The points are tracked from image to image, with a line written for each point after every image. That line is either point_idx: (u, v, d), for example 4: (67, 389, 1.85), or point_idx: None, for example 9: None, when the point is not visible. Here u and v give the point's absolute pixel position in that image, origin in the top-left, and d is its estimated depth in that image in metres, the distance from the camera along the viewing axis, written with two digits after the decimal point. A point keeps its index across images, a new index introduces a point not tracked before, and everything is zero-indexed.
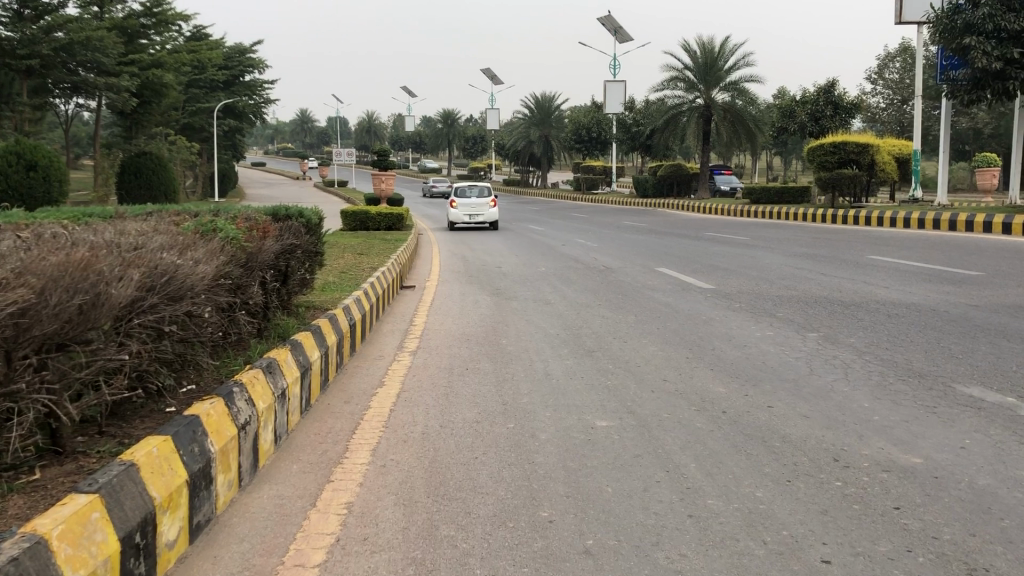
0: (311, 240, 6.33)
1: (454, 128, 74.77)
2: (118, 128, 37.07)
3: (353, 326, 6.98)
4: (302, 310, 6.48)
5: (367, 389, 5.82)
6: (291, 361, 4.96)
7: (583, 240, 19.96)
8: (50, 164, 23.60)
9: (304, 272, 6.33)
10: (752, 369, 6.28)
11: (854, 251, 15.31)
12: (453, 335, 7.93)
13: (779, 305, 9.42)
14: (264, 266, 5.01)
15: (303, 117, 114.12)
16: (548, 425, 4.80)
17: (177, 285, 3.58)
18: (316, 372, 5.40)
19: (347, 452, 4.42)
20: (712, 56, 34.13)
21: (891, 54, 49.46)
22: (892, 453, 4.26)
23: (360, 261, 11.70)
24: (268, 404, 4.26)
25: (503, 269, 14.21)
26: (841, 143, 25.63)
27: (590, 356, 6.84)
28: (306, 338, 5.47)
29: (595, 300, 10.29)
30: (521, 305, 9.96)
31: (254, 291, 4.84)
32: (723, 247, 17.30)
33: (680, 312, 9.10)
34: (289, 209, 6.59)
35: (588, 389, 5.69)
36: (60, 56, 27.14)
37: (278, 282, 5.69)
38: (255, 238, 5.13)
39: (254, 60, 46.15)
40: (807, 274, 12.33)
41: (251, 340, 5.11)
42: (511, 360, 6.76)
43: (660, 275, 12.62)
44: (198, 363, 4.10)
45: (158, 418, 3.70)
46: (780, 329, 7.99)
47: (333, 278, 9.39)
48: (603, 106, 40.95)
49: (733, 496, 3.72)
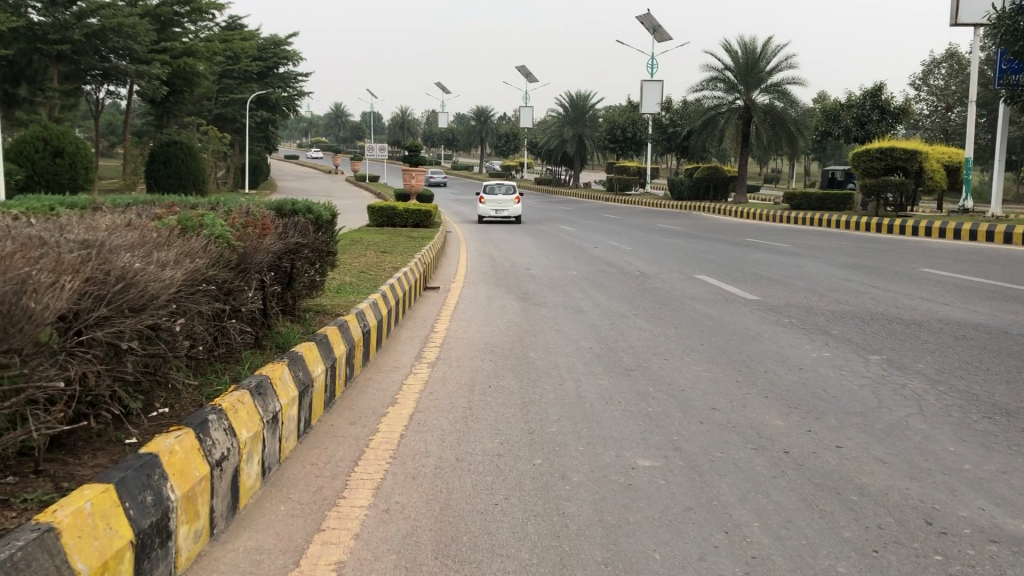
0: (321, 238, 5.70)
1: (487, 125, 74.34)
2: (150, 117, 36.99)
3: (367, 334, 6.34)
4: (309, 315, 5.85)
5: (376, 408, 5.17)
6: (289, 377, 4.32)
7: (616, 243, 19.25)
8: (77, 151, 23.15)
9: (312, 275, 5.71)
10: (812, 398, 5.58)
11: (905, 263, 14.47)
12: (476, 345, 7.28)
13: (831, 322, 8.66)
14: (259, 267, 4.40)
15: (338, 110, 114.07)
16: (583, 464, 4.14)
17: (136, 292, 2.95)
18: (318, 389, 4.76)
19: (345, 491, 3.77)
20: (753, 57, 33.25)
21: (937, 60, 48.25)
22: (999, 517, 3.53)
23: (380, 259, 11.07)
24: (253, 433, 3.61)
25: (532, 270, 13.58)
26: (887, 150, 24.58)
27: (628, 376, 6.16)
28: (310, 350, 4.83)
29: (631, 309, 9.60)
30: (551, 312, 9.28)
31: (247, 296, 4.23)
32: (763, 254, 16.52)
33: (724, 327, 8.38)
34: (296, 204, 5.94)
35: (628, 417, 5.02)
36: (92, 42, 26.81)
37: (281, 285, 5.07)
38: (251, 235, 4.52)
39: (289, 52, 45.78)
40: (859, 287, 11.54)
41: (243, 351, 4.50)
42: (541, 377, 6.08)
43: (697, 284, 11.90)
44: (171, 382, 3.47)
45: (114, 449, 3.05)
46: (837, 349, 7.25)
47: (349, 278, 8.77)
48: (640, 106, 40.08)
49: (810, 571, 3.03)
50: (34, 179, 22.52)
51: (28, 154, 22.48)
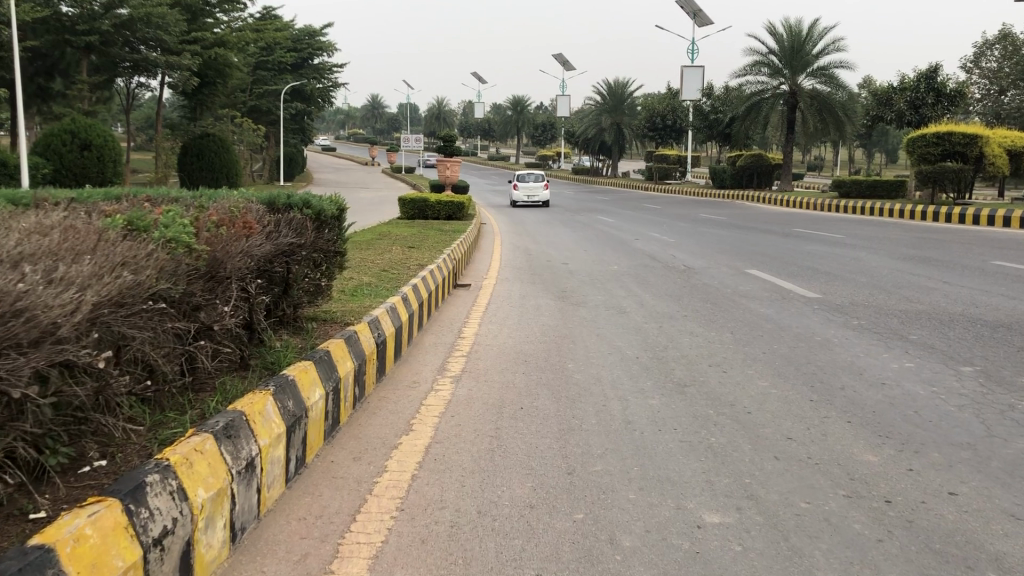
0: (324, 239, 4.89)
1: (524, 115, 73.26)
2: (183, 110, 36.67)
3: (382, 344, 5.54)
4: (312, 325, 5.07)
5: (386, 439, 4.35)
6: (274, 408, 3.54)
7: (659, 234, 18.28)
8: (106, 144, 22.65)
9: (313, 279, 4.92)
10: (905, 424, 4.69)
11: (974, 254, 13.38)
12: (507, 354, 6.46)
13: (907, 324, 7.73)
14: (237, 276, 3.62)
15: (374, 103, 113.74)
16: (636, 520, 3.33)
17: (27, 323, 2.17)
18: (315, 419, 3.98)
19: (334, 563, 2.96)
20: (799, 40, 31.91)
21: (988, 42, 46.92)
22: None
23: (405, 255, 10.26)
24: (215, 491, 2.82)
25: (570, 265, 12.73)
26: (945, 134, 23.26)
27: (684, 395, 5.30)
28: (305, 371, 4.04)
29: (678, 309, 8.73)
30: (590, 313, 8.46)
31: (221, 310, 3.47)
32: (815, 244, 15.54)
33: (786, 331, 7.51)
34: (291, 199, 5.14)
35: (688, 452, 4.19)
36: (121, 33, 26.33)
37: (273, 292, 4.29)
38: (225, 235, 3.73)
39: (324, 43, 45.13)
40: (929, 282, 10.57)
41: (221, 375, 3.74)
42: (582, 395, 5.24)
43: (751, 279, 10.99)
44: (103, 427, 2.69)
45: (9, 531, 2.27)
46: (920, 359, 6.33)
47: (367, 278, 7.99)
48: (680, 92, 38.86)
49: None
50: (61, 173, 22.14)
51: (56, 148, 22.11)
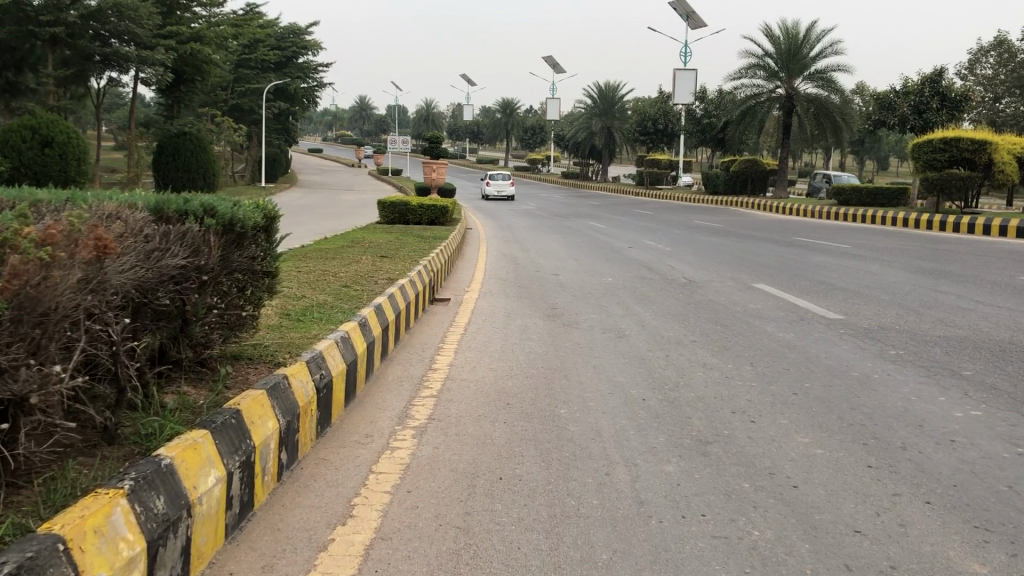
0: (233, 256, 3.75)
1: (513, 119, 71.84)
2: (160, 107, 35.31)
3: (325, 389, 4.36)
4: (225, 369, 3.89)
5: (313, 533, 3.19)
6: (127, 516, 2.37)
7: (654, 242, 17.12)
8: (68, 141, 21.44)
9: (226, 308, 3.79)
10: (1005, 508, 3.55)
11: (997, 269, 12.33)
12: (485, 394, 5.30)
13: (954, 356, 6.61)
14: (67, 312, 2.48)
15: (362, 106, 112.51)
16: None
17: None
18: (205, 516, 2.80)
19: None
20: (796, 42, 30.85)
21: (984, 49, 46.41)
22: None
23: (374, 267, 9.11)
24: None
25: (559, 276, 11.62)
26: (952, 140, 22.15)
27: (708, 458, 4.14)
28: (192, 448, 2.87)
29: (685, 333, 7.58)
30: (585, 337, 7.31)
31: (47, 370, 2.35)
32: (822, 255, 14.47)
33: (817, 363, 6.37)
34: (190, 203, 3.96)
35: (727, 558, 3.04)
36: (88, 24, 24.98)
37: (151, 326, 3.13)
38: (55, 256, 2.56)
39: (309, 40, 43.82)
40: (958, 301, 9.49)
41: (58, 464, 2.58)
42: (578, 458, 4.09)
43: (760, 296, 9.88)
44: None
45: None
46: (987, 404, 5.22)
47: (322, 297, 6.83)
48: (672, 96, 37.71)
49: None
50: (20, 171, 20.80)
51: (14, 144, 20.75)
